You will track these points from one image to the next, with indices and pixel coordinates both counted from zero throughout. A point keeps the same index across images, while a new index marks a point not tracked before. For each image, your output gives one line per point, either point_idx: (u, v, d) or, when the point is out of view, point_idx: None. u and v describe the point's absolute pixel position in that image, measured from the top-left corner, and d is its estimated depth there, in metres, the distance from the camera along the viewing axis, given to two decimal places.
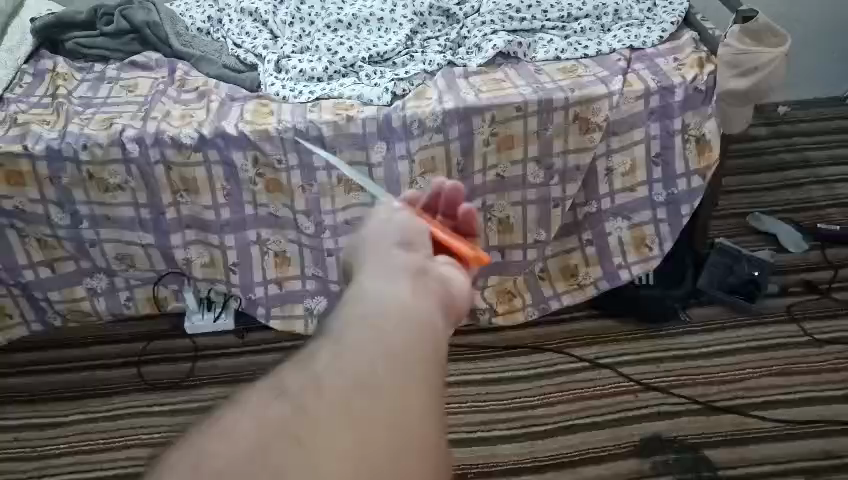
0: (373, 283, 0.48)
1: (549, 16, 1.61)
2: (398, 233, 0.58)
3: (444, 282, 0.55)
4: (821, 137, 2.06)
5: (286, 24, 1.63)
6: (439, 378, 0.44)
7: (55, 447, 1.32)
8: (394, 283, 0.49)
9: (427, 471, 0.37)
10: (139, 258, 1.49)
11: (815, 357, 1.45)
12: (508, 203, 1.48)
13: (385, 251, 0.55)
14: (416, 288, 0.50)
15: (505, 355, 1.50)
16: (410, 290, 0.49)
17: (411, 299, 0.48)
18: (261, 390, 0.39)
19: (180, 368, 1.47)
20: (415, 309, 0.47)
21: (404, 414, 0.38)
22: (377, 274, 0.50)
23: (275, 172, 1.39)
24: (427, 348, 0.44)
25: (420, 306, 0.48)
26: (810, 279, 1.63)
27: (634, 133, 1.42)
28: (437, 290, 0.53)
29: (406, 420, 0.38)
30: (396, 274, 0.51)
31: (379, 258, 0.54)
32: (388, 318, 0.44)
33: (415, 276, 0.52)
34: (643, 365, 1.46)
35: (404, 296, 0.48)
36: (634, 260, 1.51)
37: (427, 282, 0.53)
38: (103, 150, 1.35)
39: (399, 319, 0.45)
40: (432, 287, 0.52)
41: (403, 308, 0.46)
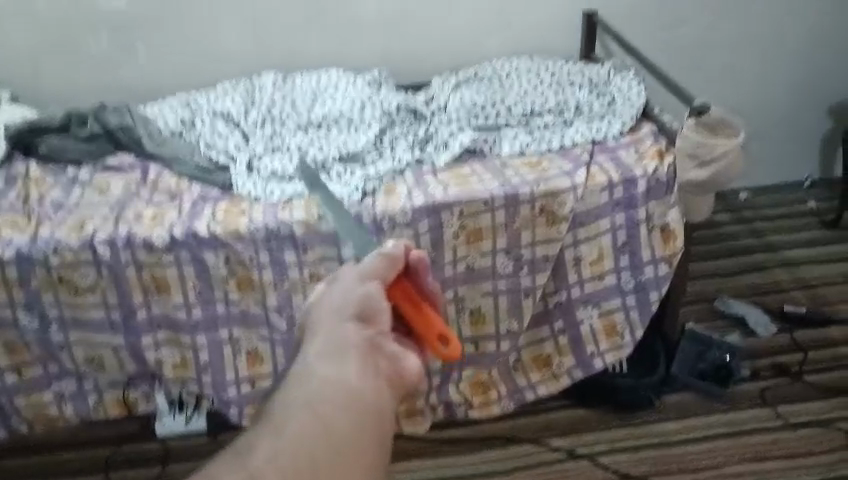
0: (325, 361, 0.47)
1: (513, 113, 1.67)
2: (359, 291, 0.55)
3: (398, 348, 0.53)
4: (781, 221, 2.12)
5: (258, 125, 1.68)
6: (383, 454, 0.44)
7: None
8: (347, 362, 0.47)
9: None
10: (108, 361, 1.46)
11: (790, 441, 1.45)
12: (479, 294, 1.47)
13: (339, 317, 0.52)
14: (369, 365, 0.49)
15: (481, 449, 1.49)
16: (361, 370, 0.48)
17: (362, 380, 0.47)
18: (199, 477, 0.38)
19: (148, 471, 1.46)
20: (365, 395, 0.45)
21: None
22: (331, 349, 0.48)
23: (247, 270, 1.39)
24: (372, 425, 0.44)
25: (372, 387, 0.46)
26: (782, 362, 1.64)
27: (599, 224, 1.46)
28: (391, 363, 0.51)
29: None
30: (351, 348, 0.49)
31: (332, 328, 0.51)
32: (335, 412, 0.43)
33: (369, 350, 0.50)
34: (619, 454, 1.45)
35: (353, 379, 0.46)
36: (606, 347, 1.53)
37: (381, 356, 0.51)
38: (74, 254, 1.36)
39: (347, 412, 0.44)
40: (385, 358, 0.51)
41: (352, 395, 0.45)
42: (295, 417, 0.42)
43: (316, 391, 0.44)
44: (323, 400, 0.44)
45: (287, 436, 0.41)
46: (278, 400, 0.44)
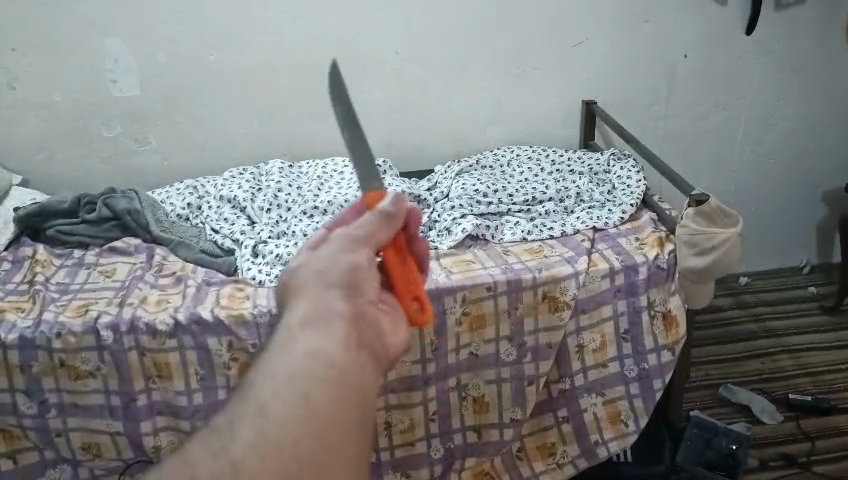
0: (309, 332, 0.43)
1: (514, 200, 1.70)
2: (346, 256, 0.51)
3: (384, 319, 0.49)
4: (781, 305, 2.13)
5: (264, 210, 1.70)
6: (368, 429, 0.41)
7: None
8: (332, 331, 0.44)
9: None
10: (106, 447, 1.43)
11: None
12: (482, 381, 1.47)
13: (321, 285, 0.48)
14: (352, 336, 0.44)
15: None
16: (346, 341, 0.44)
17: (347, 354, 0.42)
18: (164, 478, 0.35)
19: None
20: (350, 368, 0.41)
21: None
22: (311, 318, 0.44)
23: (249, 355, 1.39)
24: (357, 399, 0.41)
25: (355, 362, 0.42)
26: (789, 451, 1.62)
27: (602, 310, 1.46)
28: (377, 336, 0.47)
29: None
30: (337, 319, 0.45)
31: (315, 296, 0.47)
32: (318, 388, 0.39)
33: (353, 321, 0.46)
34: None
35: (337, 351, 0.42)
36: (610, 436, 1.51)
37: (364, 329, 0.46)
38: (76, 338, 1.36)
39: (332, 389, 0.40)
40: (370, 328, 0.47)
41: (337, 369, 0.41)
42: (276, 397, 0.39)
43: (295, 365, 0.40)
44: (304, 375, 0.40)
45: (269, 418, 0.38)
46: (255, 380, 0.40)
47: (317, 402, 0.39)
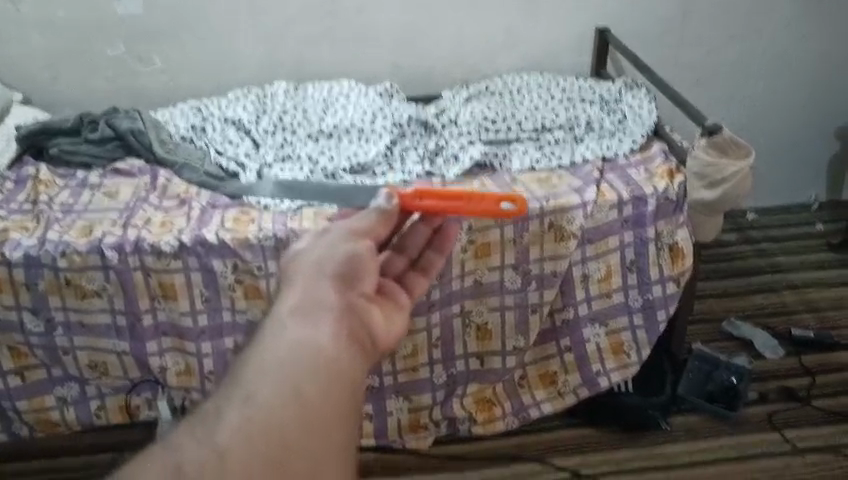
0: (301, 321, 0.49)
1: (523, 128, 1.67)
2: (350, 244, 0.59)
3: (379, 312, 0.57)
4: (789, 242, 2.12)
5: (268, 133, 1.69)
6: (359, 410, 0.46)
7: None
8: (324, 324, 0.49)
9: None
10: (112, 365, 1.45)
11: (798, 466, 1.45)
12: (486, 308, 1.47)
13: (318, 276, 0.55)
14: (341, 331, 0.50)
15: (486, 466, 1.47)
16: (335, 335, 0.49)
17: (339, 345, 0.48)
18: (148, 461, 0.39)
19: None
20: (337, 361, 0.46)
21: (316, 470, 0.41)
22: (300, 313, 0.50)
23: (254, 278, 1.39)
24: (346, 384, 0.46)
25: (345, 354, 0.48)
26: (789, 385, 1.64)
27: (608, 240, 1.45)
28: (370, 324, 0.54)
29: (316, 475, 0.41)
30: (330, 309, 0.51)
31: (313, 286, 0.53)
32: (308, 376, 0.44)
33: (346, 312, 0.52)
34: (625, 474, 1.44)
35: (320, 341, 0.47)
36: (613, 366, 1.52)
37: (358, 317, 0.53)
38: (82, 257, 1.35)
39: (323, 378, 0.45)
40: (361, 319, 0.53)
41: (328, 360, 0.46)
42: (264, 385, 0.43)
43: (286, 357, 0.45)
44: (289, 368, 0.45)
45: (256, 405, 0.42)
46: (248, 366, 0.45)
47: (308, 389, 0.43)
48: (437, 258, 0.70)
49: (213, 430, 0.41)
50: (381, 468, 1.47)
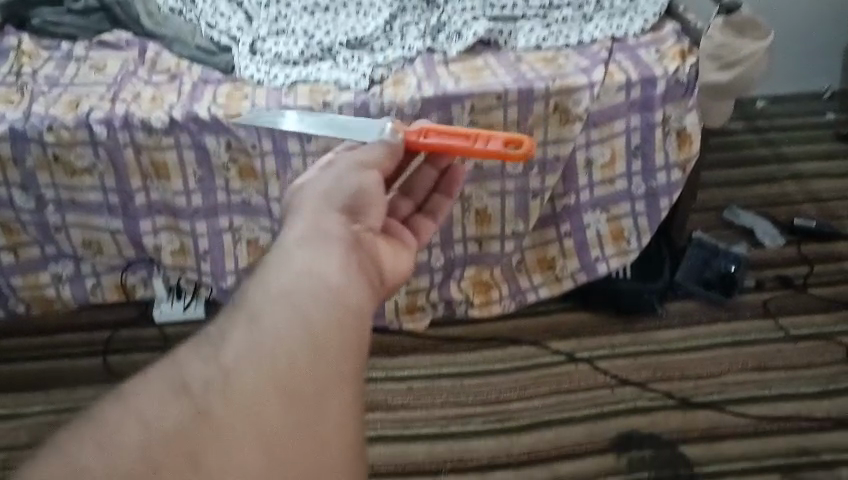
0: (308, 255, 0.57)
1: (530, 3, 1.57)
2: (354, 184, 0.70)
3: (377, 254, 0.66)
4: (797, 132, 2.07)
5: (261, 5, 1.58)
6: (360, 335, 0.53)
7: (13, 453, 1.28)
8: (329, 258, 0.57)
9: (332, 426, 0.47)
10: (106, 244, 1.44)
11: (791, 352, 1.46)
12: (486, 192, 1.44)
13: (325, 209, 0.65)
14: (344, 266, 0.58)
15: (481, 348, 1.47)
16: (338, 270, 0.57)
17: (343, 279, 0.56)
18: (162, 376, 0.47)
19: (148, 358, 1.45)
20: (339, 294, 0.54)
21: (316, 383, 0.47)
22: (307, 249, 0.58)
23: (249, 157, 1.34)
24: (348, 313, 0.53)
25: (347, 287, 0.55)
26: (787, 274, 1.63)
27: (615, 124, 1.40)
28: (369, 264, 0.62)
29: (315, 388, 0.47)
30: (335, 246, 0.60)
31: (320, 224, 0.62)
32: (312, 304, 0.52)
33: (348, 251, 0.61)
34: (619, 358, 1.45)
35: (327, 277, 0.55)
36: (611, 252, 1.50)
37: (360, 257, 0.62)
38: (70, 133, 1.30)
39: (325, 305, 0.52)
40: (362, 257, 0.62)
41: (332, 293, 0.53)
42: (271, 307, 0.51)
43: (293, 285, 0.53)
44: (296, 295, 0.52)
45: (264, 323, 0.50)
46: (259, 291, 0.53)
47: (311, 314, 0.51)
48: (441, 201, 0.88)
49: (223, 345, 0.49)
50: (378, 348, 1.48)
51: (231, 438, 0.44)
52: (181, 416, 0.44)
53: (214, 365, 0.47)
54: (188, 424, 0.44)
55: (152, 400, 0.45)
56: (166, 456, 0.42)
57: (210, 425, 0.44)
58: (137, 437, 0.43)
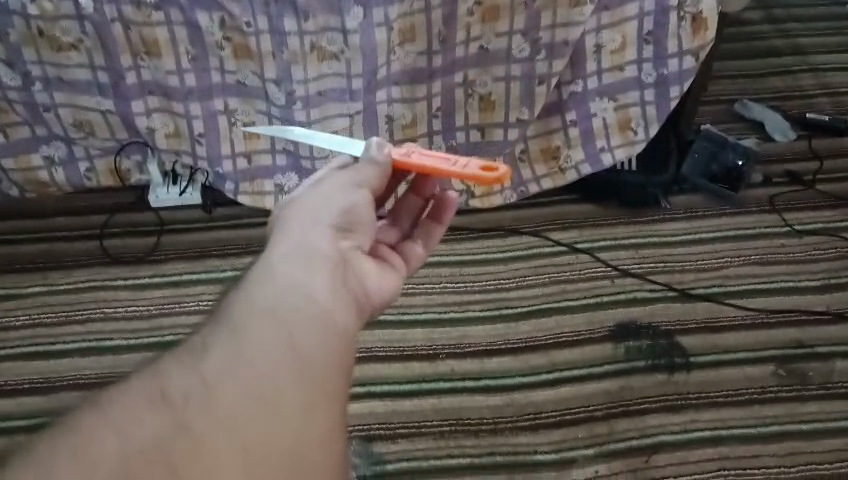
0: (295, 279, 0.67)
1: None
2: (350, 197, 0.76)
3: (359, 275, 0.75)
4: (816, 24, 1.98)
5: None
6: (336, 359, 0.63)
7: (14, 334, 1.29)
8: (315, 283, 0.68)
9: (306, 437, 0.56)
10: (97, 125, 1.40)
11: (794, 247, 1.45)
12: (491, 78, 1.38)
13: (312, 227, 0.74)
14: (326, 291, 0.68)
15: (481, 238, 1.46)
16: (323, 297, 0.67)
17: (326, 306, 0.66)
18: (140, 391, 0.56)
19: (144, 242, 1.44)
20: (322, 321, 0.64)
21: (293, 401, 0.57)
22: (294, 271, 0.68)
23: (243, 36, 1.29)
24: (328, 341, 0.63)
25: (329, 315, 0.65)
26: (795, 169, 1.59)
27: (625, 9, 1.33)
28: (349, 287, 0.72)
29: (291, 405, 0.57)
30: (320, 267, 0.70)
31: (310, 244, 0.72)
32: (296, 330, 0.62)
33: (334, 272, 0.70)
34: (621, 250, 1.44)
35: (313, 304, 0.65)
36: (618, 143, 1.45)
37: (343, 278, 0.72)
38: (53, 5, 1.23)
39: (310, 334, 0.62)
40: (344, 279, 0.72)
41: (314, 319, 0.64)
42: (257, 328, 0.61)
43: (283, 311, 0.63)
44: (282, 318, 0.62)
45: (249, 344, 0.59)
46: (251, 310, 0.63)
47: (295, 338, 0.61)
48: None
49: (207, 360, 0.58)
50: None
51: (209, 445, 0.52)
52: (160, 425, 0.53)
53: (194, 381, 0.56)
54: (170, 432, 0.53)
55: (133, 411, 0.54)
56: (145, 458, 0.51)
57: (190, 431, 0.53)
58: (118, 440, 0.52)
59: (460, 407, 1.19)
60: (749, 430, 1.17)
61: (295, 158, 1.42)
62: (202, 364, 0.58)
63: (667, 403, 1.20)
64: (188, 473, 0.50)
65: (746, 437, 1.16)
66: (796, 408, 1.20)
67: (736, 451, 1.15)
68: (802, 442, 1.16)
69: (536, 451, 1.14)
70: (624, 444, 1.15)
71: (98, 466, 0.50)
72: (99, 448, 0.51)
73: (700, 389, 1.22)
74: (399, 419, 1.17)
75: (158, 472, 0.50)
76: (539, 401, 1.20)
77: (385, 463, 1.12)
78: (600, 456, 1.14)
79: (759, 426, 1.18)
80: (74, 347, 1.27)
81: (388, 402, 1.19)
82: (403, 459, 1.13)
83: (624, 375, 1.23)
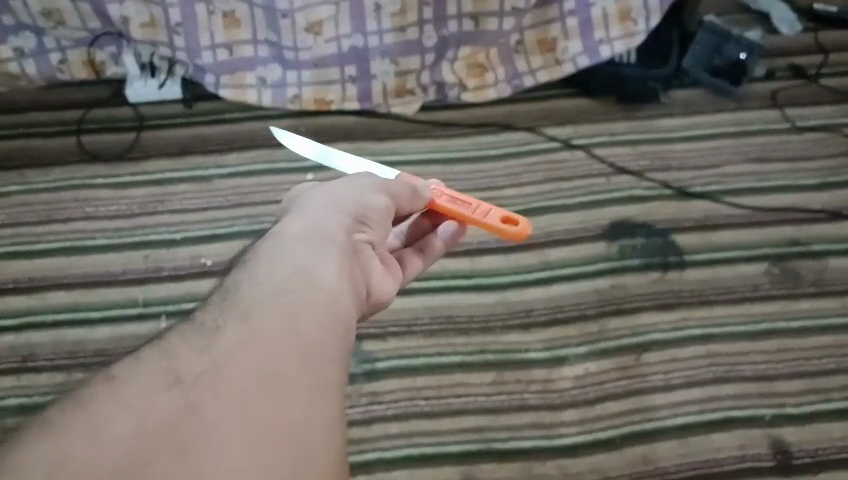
0: (306, 253, 0.60)
1: None
2: (362, 190, 0.71)
3: (370, 262, 0.67)
4: None
5: None
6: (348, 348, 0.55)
7: None
8: (327, 256, 0.60)
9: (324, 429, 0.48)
10: (67, 14, 1.33)
11: (795, 144, 1.41)
12: None
13: (323, 211, 0.67)
14: (339, 268, 0.60)
15: (473, 134, 1.41)
16: (337, 272, 0.60)
17: (340, 283, 0.59)
18: (146, 374, 0.48)
19: (124, 139, 1.39)
20: (337, 298, 0.57)
21: (308, 386, 0.49)
22: (306, 244, 0.61)
23: None
24: (342, 324, 0.56)
25: (344, 294, 0.59)
26: (799, 63, 1.54)
27: None
28: (359, 271, 0.65)
29: (307, 392, 0.49)
30: (332, 243, 0.63)
31: (322, 224, 0.65)
32: (310, 306, 0.55)
33: (346, 253, 0.63)
34: (617, 147, 1.39)
35: (326, 278, 0.58)
36: (619, 35, 1.38)
37: (355, 265, 0.64)
38: None
39: (323, 312, 0.55)
40: (354, 259, 0.64)
41: (329, 296, 0.57)
42: (265, 304, 0.53)
43: (295, 283, 0.56)
44: (294, 293, 0.55)
45: (256, 321, 0.52)
46: (257, 283, 0.56)
47: (307, 316, 0.54)
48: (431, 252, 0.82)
49: (211, 341, 0.51)
50: (365, 133, 1.41)
51: (218, 431, 0.44)
52: (168, 402, 0.46)
53: (205, 366, 0.49)
54: (174, 416, 0.45)
55: (141, 396, 0.46)
56: (154, 436, 0.43)
57: (203, 416, 0.45)
58: (128, 423, 0.44)
59: (450, 305, 1.17)
60: (740, 327, 1.16)
61: (279, 50, 1.38)
62: (212, 344, 0.50)
63: (661, 302, 1.19)
64: (206, 467, 0.42)
65: (737, 335, 1.15)
66: (786, 306, 1.19)
67: (725, 349, 1.14)
68: (791, 339, 1.15)
69: (527, 349, 1.13)
70: (616, 342, 1.14)
71: (102, 458, 0.41)
72: (101, 427, 0.43)
73: (694, 288, 1.20)
74: (389, 318, 1.16)
75: (172, 464, 0.42)
76: (530, 300, 1.18)
77: (376, 361, 1.11)
78: (592, 353, 1.13)
79: (749, 323, 1.17)
80: (55, 247, 1.23)
81: None
82: (394, 357, 1.11)
83: (617, 274, 1.21)
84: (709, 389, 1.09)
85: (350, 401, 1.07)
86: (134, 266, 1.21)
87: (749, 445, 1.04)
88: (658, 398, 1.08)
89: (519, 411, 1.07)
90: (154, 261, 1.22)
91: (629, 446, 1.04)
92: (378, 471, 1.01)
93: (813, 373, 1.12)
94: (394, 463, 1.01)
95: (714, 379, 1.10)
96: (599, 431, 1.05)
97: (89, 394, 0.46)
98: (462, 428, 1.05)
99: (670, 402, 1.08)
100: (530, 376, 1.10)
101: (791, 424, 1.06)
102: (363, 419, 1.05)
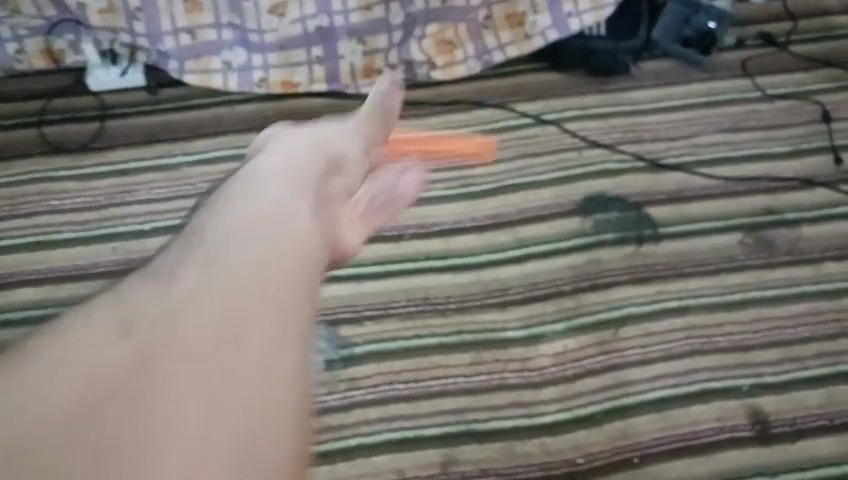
0: (264, 226, 0.67)
1: None
2: (313, 153, 0.81)
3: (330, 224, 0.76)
4: None
5: None
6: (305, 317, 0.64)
7: None
8: (283, 232, 0.67)
9: (273, 398, 0.58)
10: (23, 4, 1.29)
11: (766, 113, 1.40)
12: None
13: (280, 175, 0.74)
14: (301, 246, 0.68)
15: (445, 112, 1.39)
16: (296, 249, 0.67)
17: (298, 254, 0.67)
18: (110, 325, 0.59)
19: (88, 129, 1.36)
20: (293, 268, 0.65)
21: (254, 357, 0.59)
22: (264, 216, 0.68)
23: None
24: (298, 295, 0.64)
25: (301, 266, 0.66)
26: (769, 31, 1.53)
27: None
28: (323, 236, 0.72)
29: (252, 363, 0.58)
30: (292, 212, 0.70)
31: (275, 186, 0.72)
32: (263, 283, 0.63)
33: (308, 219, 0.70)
34: (589, 121, 1.38)
35: (283, 253, 0.66)
36: (587, 8, 1.37)
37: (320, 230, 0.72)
38: None
39: (277, 287, 0.63)
40: (316, 223, 0.71)
41: (285, 272, 0.65)
42: (220, 281, 0.62)
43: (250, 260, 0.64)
44: (248, 270, 0.63)
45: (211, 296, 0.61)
46: (218, 257, 0.64)
47: (256, 293, 0.62)
48: None
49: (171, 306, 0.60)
50: (335, 114, 1.38)
51: (161, 397, 0.54)
52: (128, 356, 0.56)
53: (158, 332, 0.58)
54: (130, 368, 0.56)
55: (111, 340, 0.58)
56: (109, 394, 0.54)
57: (151, 382, 0.55)
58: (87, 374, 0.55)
59: (426, 286, 1.16)
60: (716, 299, 1.16)
61: (243, 32, 1.35)
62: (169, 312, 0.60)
63: (637, 275, 1.18)
64: (150, 427, 0.53)
65: (713, 306, 1.16)
66: (761, 276, 1.19)
67: (702, 320, 1.14)
68: (766, 308, 1.16)
69: (505, 327, 1.12)
70: (593, 317, 1.14)
71: (55, 409, 0.52)
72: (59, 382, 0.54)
73: (669, 260, 1.20)
74: (365, 302, 1.14)
75: (118, 416, 0.53)
76: (506, 279, 1.18)
77: (353, 346, 1.09)
78: (569, 330, 1.12)
79: (724, 294, 1.17)
80: (21, 243, 1.20)
81: (353, 285, 1.16)
82: (371, 340, 1.10)
83: (592, 249, 1.21)
84: (687, 362, 1.10)
85: (328, 388, 1.06)
86: (104, 259, 1.19)
87: (728, 416, 1.05)
88: (636, 372, 1.08)
89: (498, 390, 1.06)
90: (124, 253, 1.20)
91: (609, 422, 1.04)
92: (358, 457, 1.00)
93: (789, 342, 1.12)
94: (374, 449, 1.01)
95: (691, 351, 1.11)
96: (578, 407, 1.05)
97: (62, 332, 0.59)
98: (441, 410, 1.04)
99: (648, 376, 1.08)
100: (508, 355, 1.10)
101: (768, 393, 1.07)
102: (342, 405, 1.04)
